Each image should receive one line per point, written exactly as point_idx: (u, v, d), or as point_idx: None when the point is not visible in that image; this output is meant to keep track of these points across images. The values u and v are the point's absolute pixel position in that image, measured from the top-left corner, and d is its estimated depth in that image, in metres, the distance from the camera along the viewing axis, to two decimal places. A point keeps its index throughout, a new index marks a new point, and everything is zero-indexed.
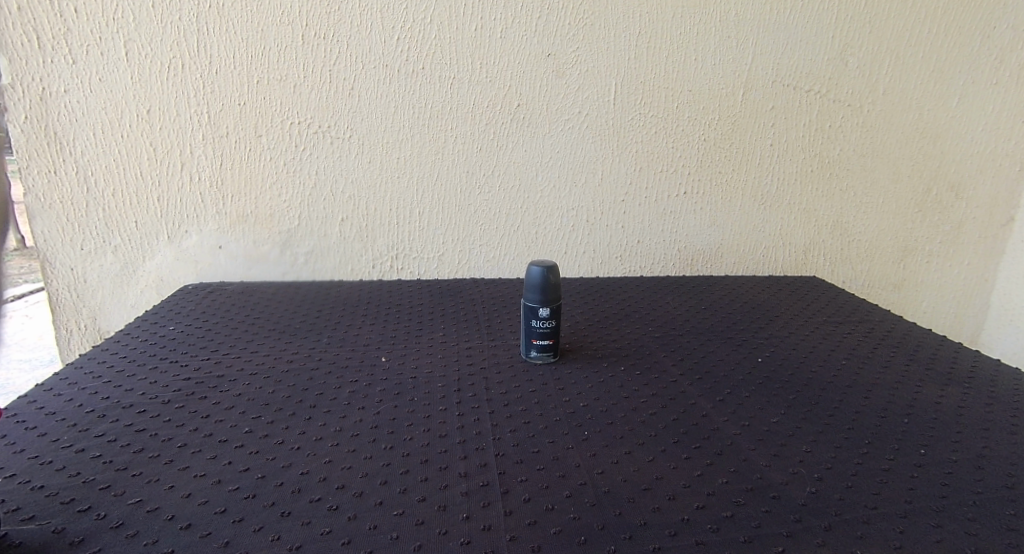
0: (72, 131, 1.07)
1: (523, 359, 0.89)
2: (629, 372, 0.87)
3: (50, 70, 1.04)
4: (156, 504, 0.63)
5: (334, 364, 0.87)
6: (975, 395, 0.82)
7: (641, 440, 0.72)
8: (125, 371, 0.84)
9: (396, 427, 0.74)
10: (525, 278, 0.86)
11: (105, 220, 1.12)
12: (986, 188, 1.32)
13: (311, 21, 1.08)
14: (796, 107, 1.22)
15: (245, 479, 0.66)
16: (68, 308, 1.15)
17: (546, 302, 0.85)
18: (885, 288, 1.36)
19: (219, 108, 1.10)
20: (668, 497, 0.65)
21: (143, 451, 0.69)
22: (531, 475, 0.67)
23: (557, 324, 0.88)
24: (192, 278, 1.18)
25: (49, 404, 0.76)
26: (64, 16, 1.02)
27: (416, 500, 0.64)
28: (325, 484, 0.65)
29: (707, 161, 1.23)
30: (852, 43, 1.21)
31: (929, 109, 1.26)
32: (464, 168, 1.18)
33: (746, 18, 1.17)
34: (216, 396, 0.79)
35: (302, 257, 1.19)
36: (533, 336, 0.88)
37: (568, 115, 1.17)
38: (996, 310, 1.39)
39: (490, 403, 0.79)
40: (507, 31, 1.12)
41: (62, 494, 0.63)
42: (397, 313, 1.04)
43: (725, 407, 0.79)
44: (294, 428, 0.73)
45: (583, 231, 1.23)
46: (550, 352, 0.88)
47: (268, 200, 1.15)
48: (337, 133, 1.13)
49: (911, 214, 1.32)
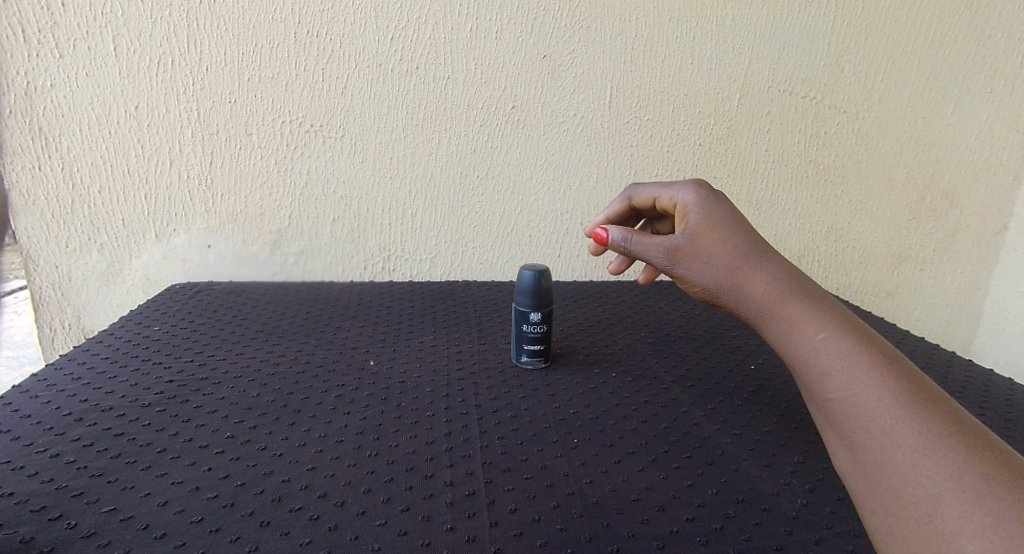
0: (58, 127, 1.05)
1: (513, 364, 0.88)
2: (620, 378, 0.86)
3: (36, 64, 1.02)
4: (129, 513, 0.61)
5: (321, 367, 0.86)
6: (969, 405, 0.81)
7: (631, 449, 0.71)
8: (106, 373, 0.82)
9: (382, 433, 0.72)
10: (517, 283, 0.85)
11: (91, 217, 1.10)
12: (980, 196, 1.31)
13: (304, 19, 1.06)
14: (791, 113, 1.22)
15: (224, 486, 0.64)
16: (52, 306, 1.13)
17: (537, 305, 0.84)
18: (878, 296, 1.35)
19: (209, 105, 1.08)
20: (657, 508, 0.63)
21: (119, 457, 0.67)
22: (517, 484, 0.66)
23: (549, 328, 0.87)
24: (179, 276, 1.16)
25: (26, 407, 0.74)
26: (52, 9, 1.00)
27: (400, 510, 0.62)
28: (307, 492, 0.64)
29: (702, 166, 1.22)
30: (849, 49, 1.20)
31: (924, 117, 1.25)
32: (457, 169, 1.16)
33: (742, 22, 1.16)
34: (198, 399, 0.77)
35: (292, 257, 1.18)
36: (523, 340, 0.87)
37: (563, 117, 1.16)
38: (990, 319, 1.38)
39: (479, 409, 0.77)
40: (502, 33, 1.11)
41: (33, 502, 0.61)
42: (388, 315, 1.03)
43: (717, 415, 0.78)
44: (277, 433, 0.72)
45: (577, 235, 1.22)
46: (542, 358, 0.87)
47: (258, 199, 1.14)
48: (329, 132, 1.12)
49: (906, 221, 1.31)
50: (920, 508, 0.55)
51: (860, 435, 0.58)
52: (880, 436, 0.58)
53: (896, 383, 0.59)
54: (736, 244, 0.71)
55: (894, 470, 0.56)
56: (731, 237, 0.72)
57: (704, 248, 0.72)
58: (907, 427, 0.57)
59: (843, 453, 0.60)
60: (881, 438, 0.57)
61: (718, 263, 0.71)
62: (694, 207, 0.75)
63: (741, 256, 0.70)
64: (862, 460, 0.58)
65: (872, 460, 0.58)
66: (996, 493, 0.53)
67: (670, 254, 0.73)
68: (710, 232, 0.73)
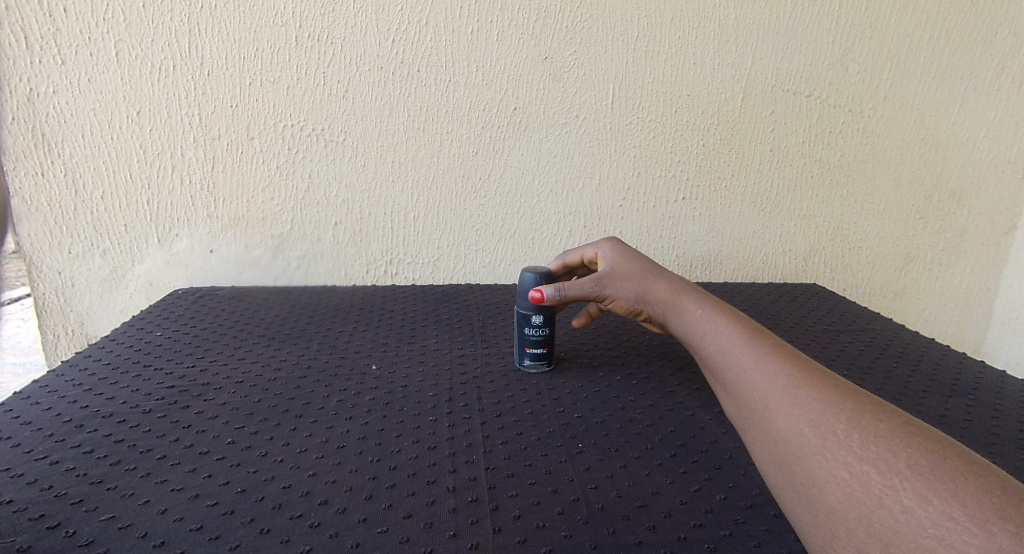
0: (61, 134, 1.05)
1: (517, 368, 0.87)
2: (625, 381, 0.85)
3: (39, 71, 1.02)
4: (128, 521, 0.60)
5: (323, 372, 0.85)
6: (981, 407, 0.80)
7: (637, 454, 0.70)
8: (107, 379, 0.81)
9: (384, 439, 0.72)
10: (518, 285, 0.84)
11: (93, 223, 1.10)
12: (989, 194, 1.30)
13: (305, 22, 1.06)
14: (795, 113, 1.21)
15: (224, 494, 0.64)
16: (55, 312, 1.13)
17: (538, 307, 0.83)
18: (886, 297, 1.34)
19: (211, 110, 1.08)
20: (664, 514, 0.62)
21: (119, 464, 0.67)
22: (521, 490, 0.65)
23: (551, 331, 0.86)
24: (182, 282, 1.16)
25: (27, 414, 0.74)
26: (53, 15, 1.00)
27: (401, 517, 0.61)
28: (307, 499, 0.63)
29: (706, 166, 1.21)
30: (853, 48, 1.19)
31: (930, 116, 1.24)
32: (460, 171, 1.16)
33: (745, 22, 1.15)
34: (199, 405, 0.77)
35: (295, 261, 1.17)
36: (526, 344, 0.86)
37: (565, 119, 1.15)
38: (1000, 319, 1.36)
39: (482, 413, 0.77)
40: (503, 35, 1.10)
41: (32, 510, 0.61)
42: (391, 319, 1.03)
43: (724, 419, 0.77)
44: (278, 439, 0.71)
45: (580, 237, 1.22)
46: (545, 361, 0.86)
47: (260, 203, 1.13)
48: (331, 136, 1.11)
49: (913, 221, 1.30)
50: (764, 416, 0.62)
51: (727, 374, 0.68)
52: (738, 369, 0.67)
53: (751, 335, 0.70)
54: (643, 266, 0.85)
55: (747, 393, 0.65)
56: (639, 264, 0.85)
57: (621, 273, 0.85)
58: (754, 357, 0.66)
59: (729, 404, 0.69)
60: (738, 369, 0.67)
61: (635, 281, 0.84)
62: (608, 248, 0.89)
63: (648, 272, 0.84)
64: (733, 398, 0.67)
65: (735, 392, 0.67)
66: (818, 389, 0.60)
67: (598, 281, 0.84)
68: (623, 261, 0.86)
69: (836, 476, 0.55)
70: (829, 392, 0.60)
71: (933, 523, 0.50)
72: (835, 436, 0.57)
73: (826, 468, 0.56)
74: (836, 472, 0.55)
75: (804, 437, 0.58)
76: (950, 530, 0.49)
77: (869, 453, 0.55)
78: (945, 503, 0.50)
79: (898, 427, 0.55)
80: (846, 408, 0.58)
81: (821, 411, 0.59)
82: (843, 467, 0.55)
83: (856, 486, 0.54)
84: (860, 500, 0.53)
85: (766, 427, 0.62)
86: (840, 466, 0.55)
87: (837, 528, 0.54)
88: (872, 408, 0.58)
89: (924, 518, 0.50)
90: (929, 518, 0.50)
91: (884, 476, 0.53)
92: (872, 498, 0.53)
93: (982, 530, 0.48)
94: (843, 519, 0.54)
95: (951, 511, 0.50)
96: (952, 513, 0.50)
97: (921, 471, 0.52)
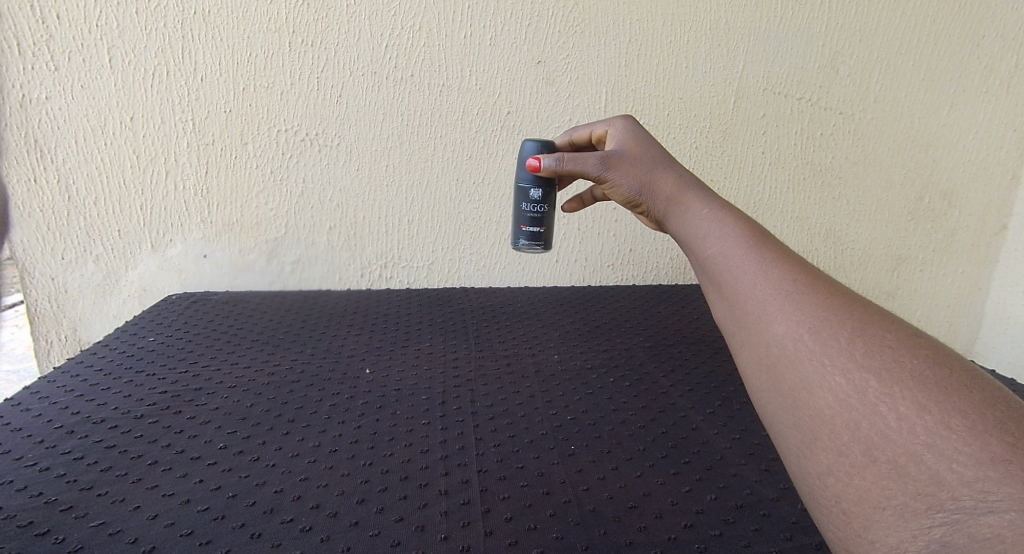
0: (54, 139, 1.05)
1: (511, 246, 0.89)
2: (618, 382, 0.85)
3: (31, 77, 1.02)
4: (119, 527, 0.60)
5: (317, 377, 0.85)
6: None
7: (629, 455, 0.70)
8: (100, 385, 0.81)
9: (377, 443, 0.72)
10: (521, 155, 0.84)
11: (87, 229, 1.10)
12: (980, 195, 1.30)
13: (298, 27, 1.06)
14: (787, 115, 1.21)
15: (215, 499, 0.64)
16: (47, 319, 1.12)
17: (537, 182, 0.85)
18: (879, 297, 1.35)
19: (204, 114, 1.08)
20: (655, 515, 0.62)
21: (111, 470, 0.67)
22: (513, 493, 0.65)
23: (549, 210, 0.87)
24: (176, 287, 1.16)
25: (18, 420, 0.74)
26: (46, 22, 1.00)
27: (393, 520, 0.61)
28: (299, 504, 0.63)
29: (699, 168, 1.22)
30: (843, 50, 1.20)
31: (920, 118, 1.25)
32: (454, 175, 1.16)
33: (736, 27, 1.16)
34: (191, 410, 0.77)
35: (289, 266, 1.17)
36: (524, 221, 0.87)
37: (558, 122, 1.16)
38: (992, 319, 1.36)
39: (475, 416, 0.77)
40: (496, 40, 1.11)
41: (21, 517, 0.61)
42: (385, 323, 1.03)
43: (716, 419, 0.77)
44: (270, 443, 0.71)
45: (575, 240, 1.22)
46: (539, 241, 0.88)
47: (254, 208, 1.13)
48: (325, 140, 1.11)
49: (905, 222, 1.30)
50: (759, 321, 0.57)
51: (719, 273, 0.62)
52: (736, 269, 0.60)
53: (754, 231, 0.63)
54: (655, 153, 0.76)
55: (742, 293, 0.59)
56: (651, 151, 0.77)
57: (630, 156, 0.77)
58: (757, 258, 0.60)
59: (716, 303, 0.62)
60: (736, 267, 0.60)
61: (642, 166, 0.75)
62: (620, 128, 0.81)
63: (659, 159, 0.75)
64: (722, 296, 0.61)
65: (726, 291, 0.60)
66: (823, 297, 0.56)
67: (602, 160, 0.77)
68: (634, 145, 0.78)
69: (830, 382, 0.52)
70: (833, 298, 0.55)
71: (926, 430, 0.48)
72: (837, 344, 0.53)
73: (820, 374, 0.53)
74: (830, 378, 0.52)
75: (802, 344, 0.54)
76: (943, 438, 0.47)
77: (871, 361, 0.51)
78: (944, 413, 0.48)
79: (905, 337, 0.52)
80: (852, 318, 0.54)
81: (824, 318, 0.54)
82: (839, 374, 0.52)
83: (851, 393, 0.51)
84: (852, 407, 0.51)
85: (759, 332, 0.57)
86: (836, 373, 0.52)
87: (821, 432, 0.52)
88: (879, 318, 0.54)
89: (918, 425, 0.48)
90: (924, 426, 0.48)
91: (883, 384, 0.50)
92: (866, 405, 0.50)
93: (977, 440, 0.47)
94: (828, 423, 0.52)
95: (949, 420, 0.48)
96: (949, 423, 0.48)
97: (925, 382, 0.49)
